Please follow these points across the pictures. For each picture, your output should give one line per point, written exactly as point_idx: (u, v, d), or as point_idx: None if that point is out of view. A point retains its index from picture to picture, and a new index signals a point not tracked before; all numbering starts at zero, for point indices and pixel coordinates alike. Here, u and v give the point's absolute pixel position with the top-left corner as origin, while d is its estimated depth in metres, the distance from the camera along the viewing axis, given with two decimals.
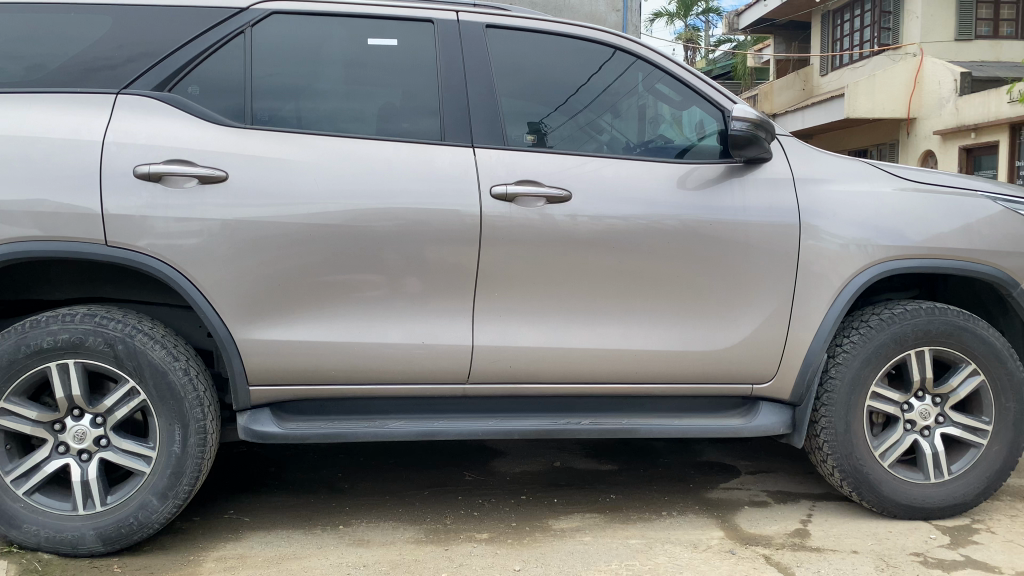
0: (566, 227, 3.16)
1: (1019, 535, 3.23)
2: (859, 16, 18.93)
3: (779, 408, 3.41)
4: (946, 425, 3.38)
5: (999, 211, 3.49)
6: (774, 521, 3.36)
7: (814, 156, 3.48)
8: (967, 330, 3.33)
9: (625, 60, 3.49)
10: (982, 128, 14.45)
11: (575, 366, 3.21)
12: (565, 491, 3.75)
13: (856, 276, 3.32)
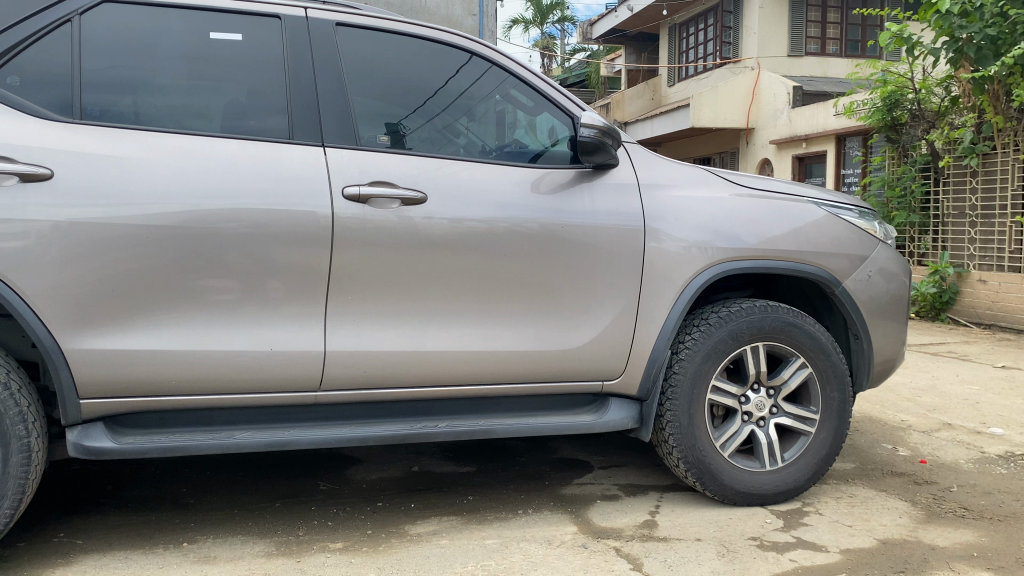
0: (420, 228, 3.14)
1: (843, 514, 3.50)
2: (703, 30, 19.96)
3: (627, 404, 3.53)
4: (779, 415, 3.61)
5: (824, 215, 3.76)
6: (624, 513, 3.48)
7: (657, 163, 3.64)
8: (796, 326, 3.57)
9: (481, 66, 3.53)
10: (812, 138, 15.57)
11: (430, 368, 3.20)
12: (422, 496, 3.72)
13: (697, 275, 3.49)
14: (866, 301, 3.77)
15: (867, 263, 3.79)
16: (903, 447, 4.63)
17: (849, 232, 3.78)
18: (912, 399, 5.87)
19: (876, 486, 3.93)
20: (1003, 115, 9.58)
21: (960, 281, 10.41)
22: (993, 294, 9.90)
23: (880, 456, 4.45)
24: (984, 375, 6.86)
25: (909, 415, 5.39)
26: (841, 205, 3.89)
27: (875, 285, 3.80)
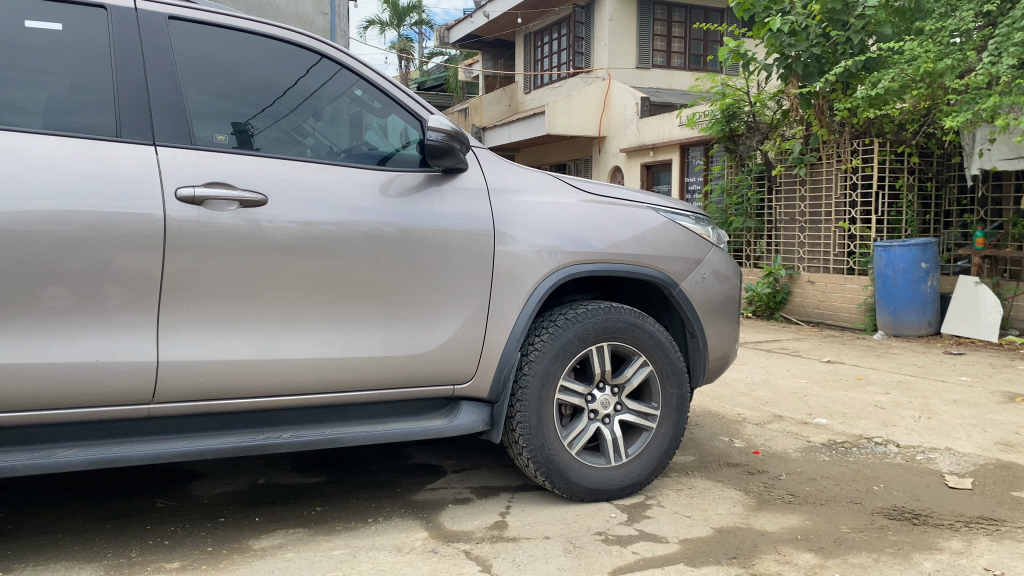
0: (263, 231, 3.05)
1: (683, 505, 3.67)
2: (557, 40, 20.46)
3: (478, 406, 3.55)
4: (623, 412, 3.74)
5: (663, 220, 3.94)
6: (475, 516, 3.50)
7: (505, 169, 3.69)
8: (638, 326, 3.72)
9: (330, 68, 3.45)
10: (659, 148, 16.27)
11: (273, 377, 3.10)
12: (267, 509, 3.60)
13: (544, 279, 3.56)
14: (702, 301, 3.97)
15: (702, 266, 3.99)
16: (739, 439, 4.91)
17: (686, 237, 3.97)
18: (748, 394, 6.24)
19: (714, 477, 4.14)
20: (827, 128, 10.38)
21: (791, 282, 11.16)
22: (821, 294, 10.69)
23: (718, 449, 4.70)
24: (812, 369, 7.39)
25: (745, 409, 5.73)
26: (679, 211, 4.08)
27: (710, 286, 4.01)
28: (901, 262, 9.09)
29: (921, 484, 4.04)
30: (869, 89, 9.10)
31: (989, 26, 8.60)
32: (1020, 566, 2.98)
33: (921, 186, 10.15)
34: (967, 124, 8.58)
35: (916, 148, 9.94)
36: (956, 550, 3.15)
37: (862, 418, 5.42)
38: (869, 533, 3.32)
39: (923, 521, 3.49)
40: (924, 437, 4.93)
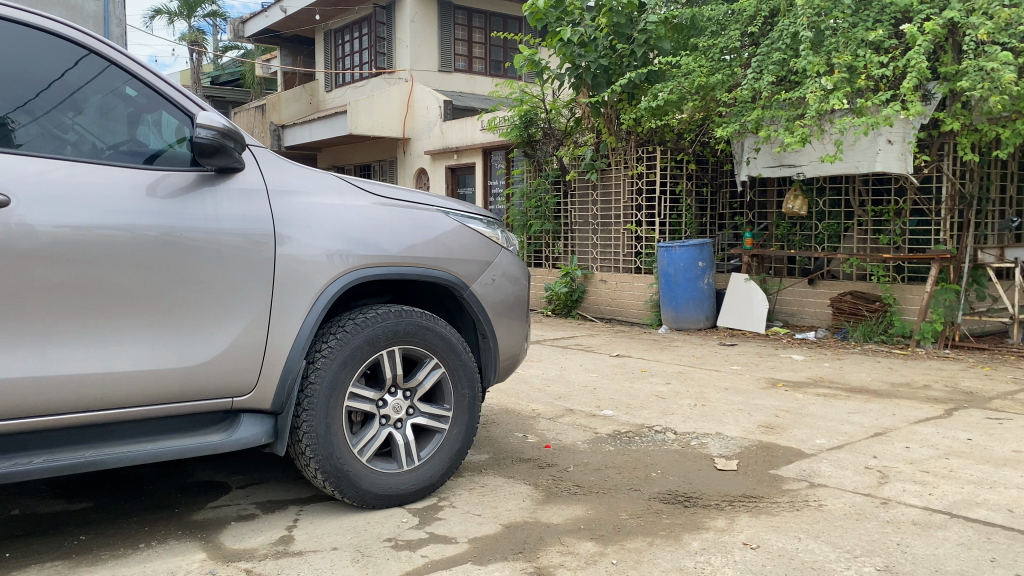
0: (8, 234, 2.75)
1: (474, 504, 3.72)
2: (358, 39, 20.13)
3: (260, 418, 3.40)
4: (415, 415, 3.71)
5: (452, 223, 3.95)
6: (259, 533, 3.35)
7: (286, 170, 3.56)
8: (428, 329, 3.71)
9: (96, 64, 3.17)
10: (462, 151, 16.45)
11: (24, 397, 2.80)
12: (20, 542, 3.25)
13: (330, 283, 3.46)
14: (491, 303, 4.02)
15: (491, 268, 4.05)
16: (532, 435, 5.06)
17: (476, 240, 4.02)
18: (542, 390, 6.45)
19: (505, 473, 4.23)
20: (615, 136, 11.01)
21: (587, 281, 11.68)
22: (613, 291, 11.28)
23: (511, 445, 4.81)
24: (602, 364, 7.77)
25: (539, 404, 5.91)
26: (469, 214, 4.12)
27: (499, 287, 4.08)
28: (681, 261, 9.76)
29: (694, 468, 4.36)
30: (651, 100, 9.73)
31: (753, 46, 9.41)
32: (773, 538, 3.28)
33: (698, 191, 10.96)
34: (736, 135, 9.34)
35: (693, 156, 10.72)
36: (720, 527, 3.42)
37: (645, 408, 5.76)
38: (646, 518, 3.53)
39: (693, 502, 3.75)
40: (699, 424, 5.32)
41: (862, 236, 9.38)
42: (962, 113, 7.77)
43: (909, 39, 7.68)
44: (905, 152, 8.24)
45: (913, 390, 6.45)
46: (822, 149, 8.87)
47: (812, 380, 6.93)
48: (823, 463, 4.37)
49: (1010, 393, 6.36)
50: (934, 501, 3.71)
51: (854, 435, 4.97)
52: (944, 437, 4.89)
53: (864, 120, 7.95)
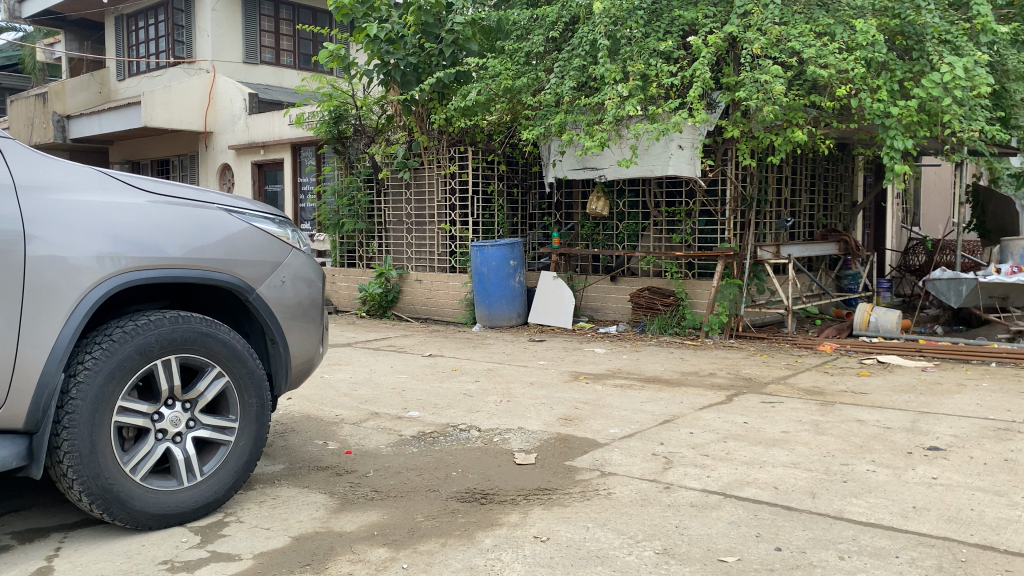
0: None
1: (263, 518, 3.56)
2: (152, 26, 18.86)
3: (11, 439, 3.07)
4: (197, 428, 3.48)
5: (237, 222, 3.73)
6: (12, 566, 3.02)
7: (38, 164, 3.25)
8: (209, 335, 3.49)
9: None
10: (269, 146, 15.83)
11: None
12: None
13: (93, 289, 3.18)
14: (281, 306, 3.85)
15: (280, 269, 3.87)
16: (333, 441, 4.92)
17: (264, 240, 3.82)
18: (348, 394, 6.31)
19: (300, 483, 4.08)
20: (427, 135, 10.95)
21: (401, 281, 11.57)
22: (427, 291, 11.26)
23: (310, 453, 4.65)
24: (413, 364, 7.71)
25: (343, 409, 5.77)
26: (259, 214, 3.91)
27: (290, 291, 3.90)
28: (494, 259, 9.90)
29: (493, 464, 4.40)
30: (460, 100, 9.80)
31: (556, 51, 9.66)
32: (563, 530, 3.37)
33: (509, 192, 11.14)
34: (542, 137, 9.60)
35: (503, 157, 10.89)
36: (513, 522, 3.47)
37: (450, 408, 5.77)
38: (441, 519, 3.52)
39: (489, 499, 3.79)
40: (501, 420, 5.40)
41: (658, 236, 9.91)
42: (742, 121, 8.39)
43: (695, 50, 8.18)
44: (693, 157, 8.74)
45: (701, 378, 6.90)
46: (621, 153, 9.30)
47: (612, 372, 7.24)
48: (615, 452, 4.56)
49: (783, 377, 6.95)
50: (710, 483, 3.96)
51: (645, 423, 5.23)
52: (724, 422, 5.26)
53: (656, 126, 8.41)
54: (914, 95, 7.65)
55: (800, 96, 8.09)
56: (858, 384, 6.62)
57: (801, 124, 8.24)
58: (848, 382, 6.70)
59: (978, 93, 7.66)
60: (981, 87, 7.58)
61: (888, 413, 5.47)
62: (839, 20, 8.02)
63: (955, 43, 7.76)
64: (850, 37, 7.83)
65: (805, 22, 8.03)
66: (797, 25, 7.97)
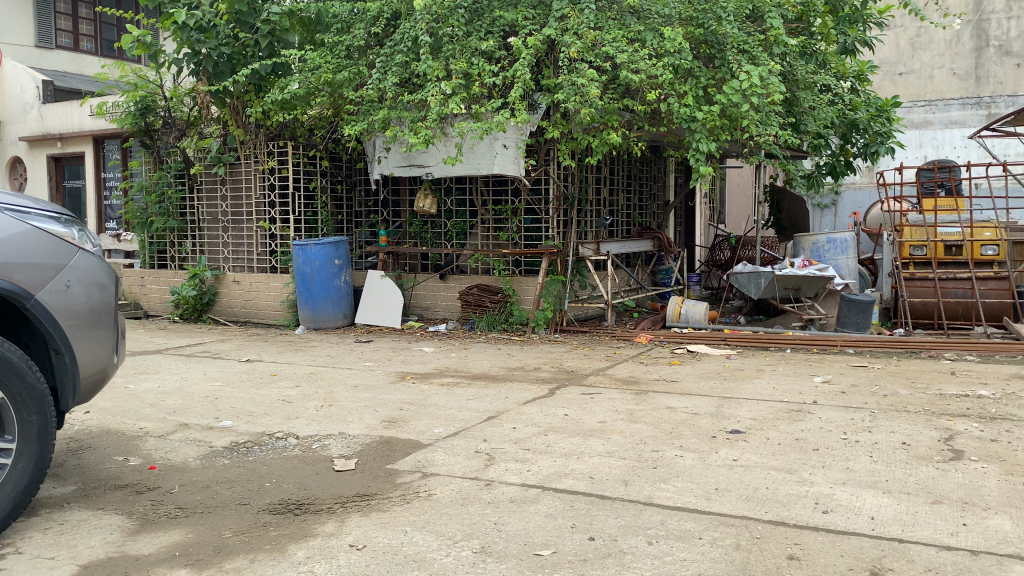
0: None
1: (46, 547, 3.23)
2: None
3: None
4: None
5: (11, 222, 3.39)
6: None
7: None
8: None
9: None
10: (67, 138, 14.53)
11: None
12: None
13: None
14: (67, 312, 3.51)
15: (66, 272, 3.53)
16: (135, 456, 4.56)
17: (47, 241, 3.48)
18: (155, 404, 5.89)
19: (94, 505, 3.75)
20: (243, 129, 10.46)
21: (217, 283, 10.99)
22: (246, 293, 10.75)
23: (107, 471, 4.29)
24: (229, 371, 7.34)
25: (148, 422, 5.38)
26: (40, 213, 3.57)
27: (79, 296, 3.56)
28: (316, 258, 9.59)
29: (310, 472, 4.25)
30: (278, 94, 9.42)
31: (379, 46, 9.44)
32: (380, 535, 3.29)
33: (332, 188, 10.83)
34: (365, 133, 9.40)
35: (325, 152, 10.58)
36: (328, 532, 3.35)
37: (267, 415, 5.51)
38: (251, 534, 3.34)
39: (304, 509, 3.65)
40: (322, 425, 5.22)
41: (486, 234, 9.98)
42: (561, 122, 8.62)
43: (516, 52, 8.30)
44: (517, 157, 8.87)
45: (526, 373, 7.02)
46: (445, 150, 9.26)
47: (438, 371, 7.21)
48: (437, 452, 4.53)
49: (602, 369, 7.20)
50: (529, 477, 4.01)
51: (468, 421, 5.24)
52: (545, 415, 5.36)
53: (480, 124, 8.44)
54: (717, 101, 8.16)
55: (614, 99, 8.40)
56: (671, 373, 6.97)
57: (616, 126, 8.54)
58: (662, 371, 7.04)
59: (772, 100, 8.28)
60: (774, 95, 8.21)
61: (696, 400, 5.78)
62: (649, 27, 8.40)
63: (751, 53, 8.34)
64: (660, 44, 8.23)
65: (618, 28, 8.35)
66: (611, 30, 8.28)
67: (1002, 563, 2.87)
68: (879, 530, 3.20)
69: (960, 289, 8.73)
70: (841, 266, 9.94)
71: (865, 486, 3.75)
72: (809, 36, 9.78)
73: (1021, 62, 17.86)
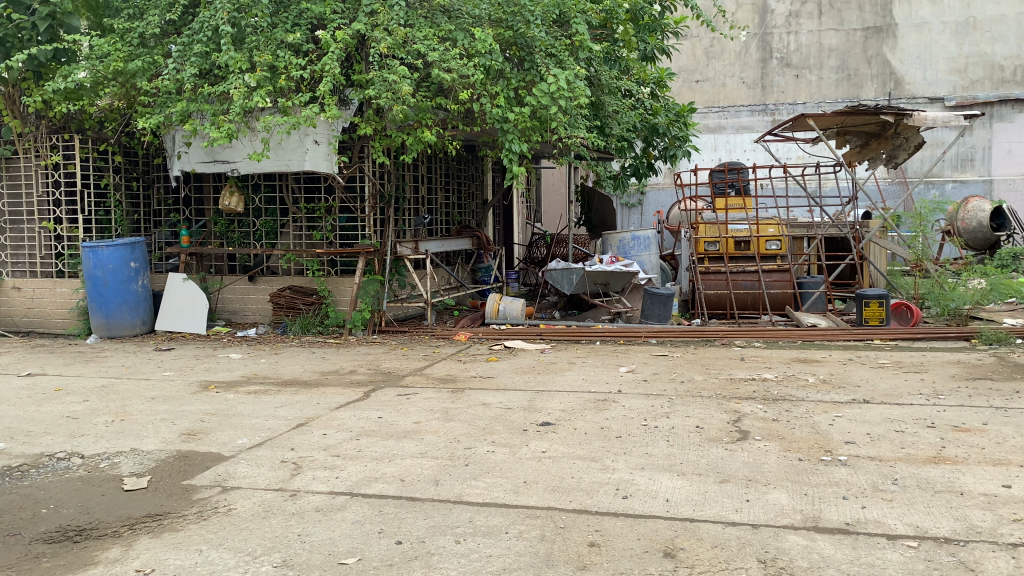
0: None
1: None
2: None
3: None
4: None
5: None
6: None
7: None
8: None
9: None
10: None
11: None
12: None
13: None
14: None
15: None
16: None
17: None
18: None
19: None
20: (21, 120, 9.50)
21: None
22: (29, 300, 9.80)
23: None
24: (5, 387, 6.62)
25: None
26: None
27: None
28: (110, 262, 8.89)
29: (95, 494, 3.90)
30: (61, 81, 8.58)
31: (177, 35, 8.87)
32: (171, 557, 3.07)
33: (127, 185, 10.06)
34: (163, 127, 8.78)
35: (118, 147, 9.81)
36: (112, 558, 3.08)
37: (48, 434, 5.02)
38: (20, 568, 3.02)
39: (85, 536, 3.34)
40: (112, 442, 4.82)
41: (298, 233, 9.65)
42: (374, 118, 8.46)
43: (324, 46, 8.06)
44: (330, 152, 8.60)
45: (340, 376, 6.84)
46: (251, 145, 8.84)
47: (246, 378, 6.87)
48: (241, 464, 4.30)
49: (419, 369, 7.15)
50: (338, 484, 3.90)
51: (276, 429, 5.02)
52: (358, 419, 5.24)
53: (287, 119, 8.10)
54: (527, 102, 8.33)
55: (426, 97, 8.36)
56: (486, 370, 7.04)
57: (430, 125, 8.51)
58: (478, 368, 7.10)
59: (579, 103, 8.56)
60: (580, 98, 8.49)
61: (510, 395, 5.87)
62: (459, 27, 8.45)
63: (559, 57, 8.60)
64: (470, 44, 8.27)
65: (429, 26, 8.35)
66: (422, 28, 8.26)
67: (778, 534, 3.11)
68: (673, 511, 3.37)
69: (749, 281, 9.45)
70: (645, 262, 10.49)
71: (662, 469, 3.95)
72: (612, 42, 10.22)
73: (799, 74, 19.61)
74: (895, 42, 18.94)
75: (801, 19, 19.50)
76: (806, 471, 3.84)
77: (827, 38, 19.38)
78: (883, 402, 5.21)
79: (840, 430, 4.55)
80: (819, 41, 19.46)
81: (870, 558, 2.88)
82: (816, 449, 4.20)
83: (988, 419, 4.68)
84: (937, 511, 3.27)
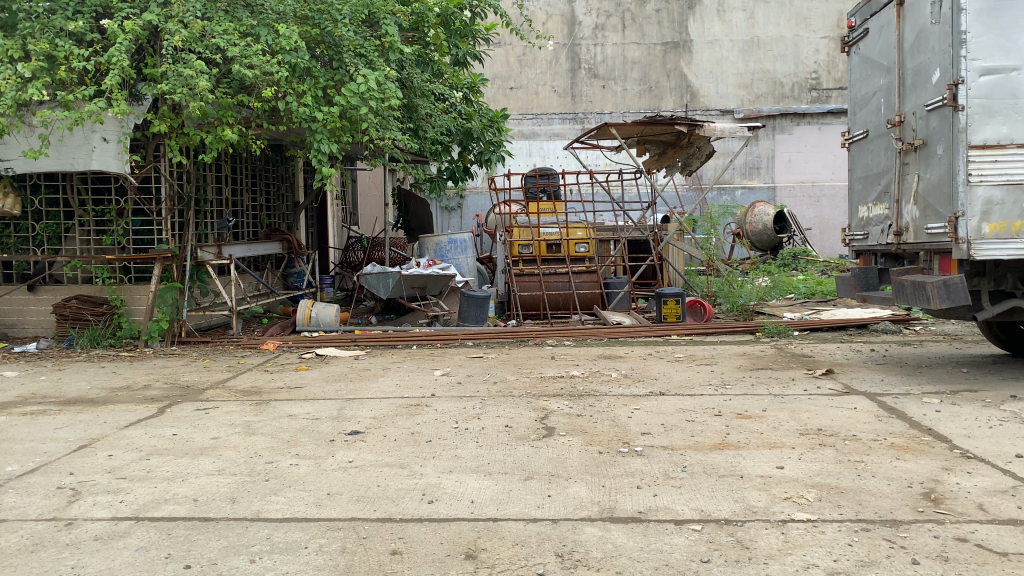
0: None
1: None
2: None
3: None
4: None
5: None
6: None
7: None
8: None
9: None
10: None
11: None
12: None
13: None
14: None
15: None
16: None
17: None
18: None
19: None
20: None
21: None
22: None
23: None
24: None
25: None
26: None
27: None
28: None
29: None
30: None
31: None
32: None
33: None
34: None
35: None
36: None
37: None
38: None
39: None
40: None
41: (86, 238, 8.87)
42: (169, 115, 7.92)
43: (111, 36, 7.46)
44: (120, 151, 7.97)
45: (131, 392, 6.35)
46: (27, 141, 8.02)
47: (21, 399, 6.21)
48: (7, 494, 3.87)
49: (222, 381, 6.78)
50: (121, 509, 3.60)
51: (53, 453, 4.57)
52: (150, 438, 4.88)
53: (68, 114, 7.42)
54: (335, 102, 8.11)
55: (227, 94, 7.94)
56: (295, 379, 6.79)
57: (231, 122, 8.09)
58: (286, 378, 6.83)
59: (390, 105, 8.46)
60: (391, 100, 8.39)
61: (318, 404, 5.70)
62: (262, 22, 8.12)
63: (368, 57, 8.46)
64: (274, 40, 7.98)
65: (229, 21, 7.95)
66: (221, 22, 7.85)
67: (576, 527, 3.21)
68: (477, 513, 3.39)
69: (559, 282, 9.75)
70: (460, 265, 10.54)
71: (468, 471, 3.97)
72: (424, 45, 10.21)
73: (605, 84, 20.48)
74: (690, 57, 20.35)
75: (606, 32, 20.44)
76: (604, 464, 3.99)
77: (630, 51, 20.42)
78: (677, 393, 5.54)
79: (637, 422, 4.78)
80: (623, 54, 20.45)
81: (659, 543, 3.02)
82: (614, 441, 4.38)
83: (767, 406, 5.09)
84: (719, 494, 3.50)
